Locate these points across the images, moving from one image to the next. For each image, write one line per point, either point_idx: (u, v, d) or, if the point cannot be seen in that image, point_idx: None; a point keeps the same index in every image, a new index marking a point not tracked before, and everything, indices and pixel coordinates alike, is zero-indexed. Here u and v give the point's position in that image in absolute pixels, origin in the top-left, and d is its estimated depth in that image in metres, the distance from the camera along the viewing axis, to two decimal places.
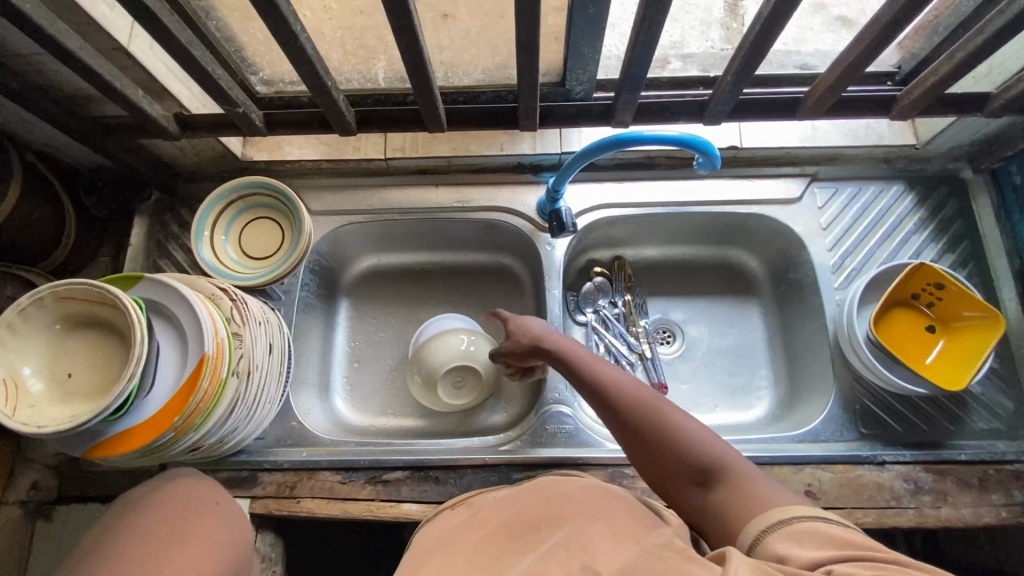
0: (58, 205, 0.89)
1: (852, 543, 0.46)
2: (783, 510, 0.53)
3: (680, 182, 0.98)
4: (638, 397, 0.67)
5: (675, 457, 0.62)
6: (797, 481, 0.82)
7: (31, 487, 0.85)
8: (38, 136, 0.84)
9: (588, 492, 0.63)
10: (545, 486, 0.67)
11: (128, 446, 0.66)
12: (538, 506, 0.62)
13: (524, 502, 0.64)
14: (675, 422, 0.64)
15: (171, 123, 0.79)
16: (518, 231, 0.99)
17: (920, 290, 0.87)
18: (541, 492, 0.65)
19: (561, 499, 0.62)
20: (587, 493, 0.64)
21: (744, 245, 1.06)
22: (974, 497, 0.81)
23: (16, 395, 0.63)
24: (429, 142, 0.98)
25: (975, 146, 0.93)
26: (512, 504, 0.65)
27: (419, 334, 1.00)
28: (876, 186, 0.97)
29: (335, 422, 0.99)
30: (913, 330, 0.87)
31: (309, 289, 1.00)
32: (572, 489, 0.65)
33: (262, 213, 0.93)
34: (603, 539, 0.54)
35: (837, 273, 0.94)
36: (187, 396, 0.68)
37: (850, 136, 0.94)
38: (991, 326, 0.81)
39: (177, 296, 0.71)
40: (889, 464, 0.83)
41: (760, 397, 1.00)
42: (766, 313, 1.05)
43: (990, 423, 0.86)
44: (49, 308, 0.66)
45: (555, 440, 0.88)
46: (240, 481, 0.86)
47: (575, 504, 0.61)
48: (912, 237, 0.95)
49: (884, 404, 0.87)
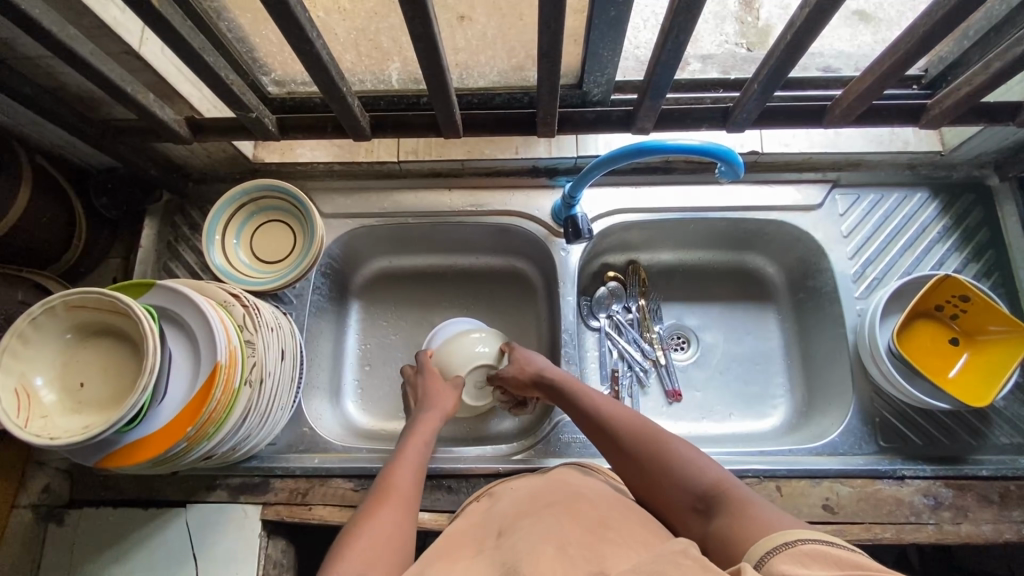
0: (68, 206, 0.88)
1: (859, 566, 0.43)
2: (785, 534, 0.49)
3: (698, 186, 0.96)
4: (632, 427, 0.70)
5: (671, 481, 0.63)
6: (815, 494, 0.81)
7: (43, 490, 0.86)
8: (48, 137, 0.83)
9: (603, 497, 0.63)
10: (560, 483, 0.67)
11: (140, 456, 0.66)
12: (546, 502, 0.62)
13: (537, 500, 0.64)
14: (665, 447, 0.66)
15: (183, 127, 0.78)
16: (532, 236, 0.98)
17: (944, 301, 0.84)
18: (555, 489, 0.66)
19: (575, 499, 0.62)
20: (604, 499, 0.63)
21: (761, 250, 1.05)
22: (995, 513, 0.79)
23: (28, 405, 0.62)
24: (442, 145, 0.96)
25: (1002, 154, 0.91)
26: (525, 502, 0.64)
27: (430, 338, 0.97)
28: (899, 193, 0.95)
29: (346, 426, 0.99)
30: (936, 344, 0.86)
31: (321, 292, 0.99)
32: (587, 490, 0.64)
33: (274, 216, 0.92)
34: (615, 548, 0.53)
35: (858, 282, 0.92)
36: (200, 407, 0.67)
37: (874, 142, 0.92)
38: (1017, 340, 0.79)
39: (190, 305, 0.71)
40: (909, 479, 0.82)
41: (776, 406, 0.99)
42: (783, 320, 1.03)
43: (1013, 437, 0.84)
44: (61, 317, 0.65)
45: (569, 449, 0.87)
46: (252, 487, 0.85)
47: (588, 506, 0.60)
48: (935, 245, 0.93)
49: (905, 416, 0.86)
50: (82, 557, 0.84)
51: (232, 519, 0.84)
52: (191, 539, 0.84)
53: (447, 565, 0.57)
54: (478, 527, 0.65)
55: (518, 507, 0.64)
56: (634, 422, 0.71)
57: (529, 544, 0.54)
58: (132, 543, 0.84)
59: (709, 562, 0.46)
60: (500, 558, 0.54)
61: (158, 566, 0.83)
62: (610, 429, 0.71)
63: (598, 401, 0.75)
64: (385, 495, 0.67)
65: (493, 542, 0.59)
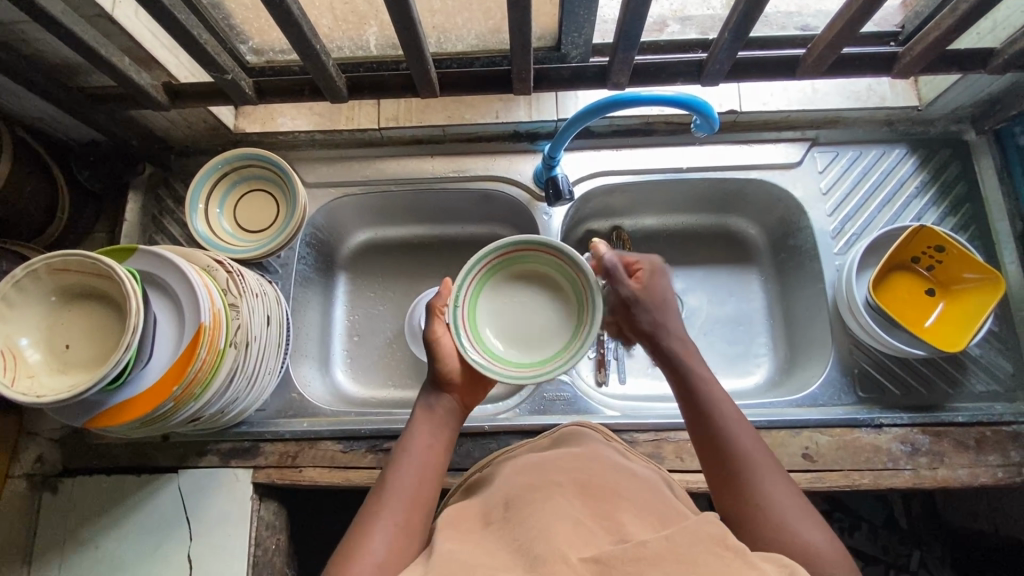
0: (50, 179, 0.88)
1: None
2: None
3: (679, 148, 0.97)
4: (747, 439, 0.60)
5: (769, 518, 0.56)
6: (794, 444, 0.83)
7: (36, 460, 0.88)
8: (27, 109, 0.83)
9: (608, 471, 0.61)
10: (568, 453, 0.65)
11: (127, 416, 0.67)
12: (548, 471, 0.60)
13: (542, 469, 0.61)
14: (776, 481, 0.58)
15: (160, 92, 0.78)
16: (515, 200, 0.98)
17: (921, 253, 0.86)
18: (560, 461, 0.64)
19: (578, 470, 0.60)
20: (612, 471, 0.61)
21: (743, 212, 1.05)
22: (972, 458, 0.81)
23: (14, 365, 0.63)
24: (422, 110, 0.96)
25: (979, 107, 0.92)
26: (525, 469, 0.62)
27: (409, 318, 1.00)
28: (877, 149, 0.96)
29: (335, 393, 1.00)
30: (914, 295, 0.87)
31: (306, 262, 1.00)
32: (593, 460, 0.63)
33: (257, 185, 0.92)
34: (633, 518, 0.54)
35: (837, 238, 0.93)
36: (185, 366, 0.68)
37: (852, 98, 0.93)
38: (989, 287, 0.81)
39: (172, 268, 0.71)
40: (886, 427, 0.83)
41: (759, 364, 1.00)
42: (766, 281, 1.05)
43: (989, 385, 0.86)
44: (45, 280, 0.66)
45: (554, 407, 0.88)
46: (242, 452, 0.87)
47: (598, 479, 0.59)
48: (913, 200, 0.94)
49: (883, 366, 0.87)
50: (77, 523, 0.85)
51: (224, 482, 0.85)
52: (183, 503, 0.85)
53: (454, 535, 0.55)
54: (476, 499, 0.62)
55: (513, 475, 0.63)
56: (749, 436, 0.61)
57: (542, 522, 0.51)
58: (125, 509, 0.85)
59: (748, 554, 0.46)
60: (500, 533, 0.54)
61: (153, 529, 0.85)
62: (718, 426, 0.61)
63: (711, 387, 0.64)
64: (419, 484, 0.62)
65: (501, 513, 0.57)
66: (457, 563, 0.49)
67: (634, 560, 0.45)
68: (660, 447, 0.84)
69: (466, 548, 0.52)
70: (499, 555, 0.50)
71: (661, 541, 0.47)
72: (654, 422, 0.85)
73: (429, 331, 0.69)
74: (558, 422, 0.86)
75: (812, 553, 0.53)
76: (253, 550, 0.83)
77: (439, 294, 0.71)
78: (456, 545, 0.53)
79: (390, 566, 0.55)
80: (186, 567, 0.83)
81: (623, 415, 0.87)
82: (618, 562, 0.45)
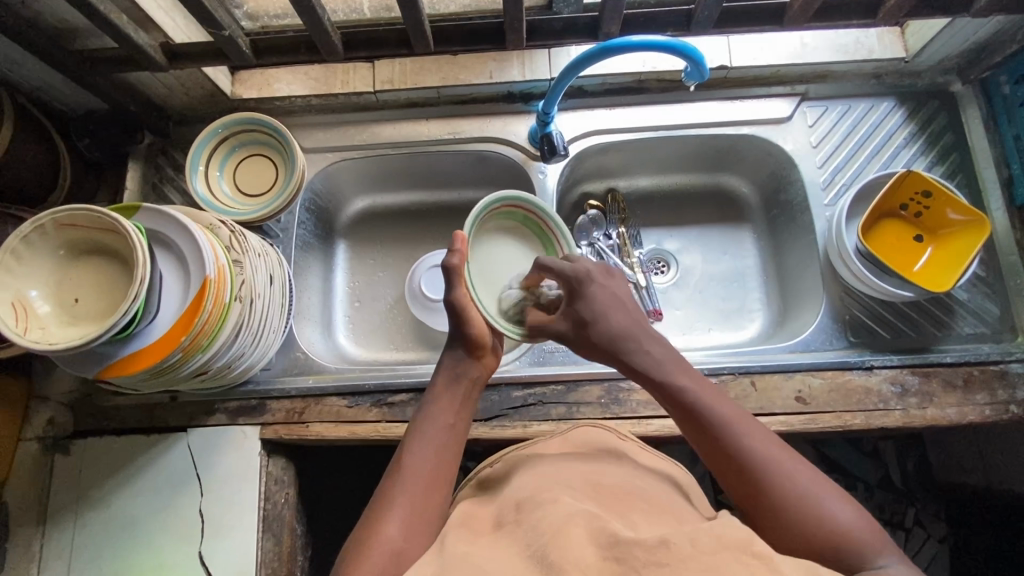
0: (51, 146, 0.89)
1: None
2: None
3: (671, 105, 0.98)
4: (753, 433, 0.60)
5: (797, 514, 0.56)
6: (787, 387, 0.85)
7: (48, 422, 0.89)
8: (26, 76, 0.84)
9: (621, 476, 0.64)
10: (587, 458, 0.67)
11: (138, 366, 0.69)
12: (562, 473, 0.63)
13: (560, 472, 0.63)
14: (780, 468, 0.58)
15: (158, 53, 0.79)
16: (510, 161, 1.00)
17: (909, 199, 0.88)
18: (576, 464, 0.65)
19: (592, 473, 0.63)
20: (626, 476, 0.64)
21: (735, 170, 1.07)
22: (960, 397, 0.84)
23: (25, 316, 0.65)
24: (417, 72, 0.96)
25: (965, 57, 0.93)
26: (544, 471, 0.64)
27: (409, 282, 1.02)
28: (866, 103, 0.97)
29: (338, 356, 1.02)
30: (902, 241, 0.90)
31: (307, 227, 1.01)
32: (611, 468, 0.65)
33: (255, 150, 0.93)
34: (645, 517, 0.56)
35: (827, 189, 0.95)
36: (193, 318, 0.70)
37: (840, 51, 0.94)
38: (977, 229, 0.83)
39: (176, 224, 0.72)
40: (877, 369, 0.85)
41: (753, 318, 1.02)
42: (759, 237, 1.06)
43: (976, 327, 0.88)
44: (53, 234, 0.67)
45: (552, 359, 0.91)
46: (249, 409, 0.89)
47: (610, 482, 0.62)
48: (901, 151, 0.95)
49: (873, 312, 0.90)
50: (90, 483, 0.87)
51: (232, 440, 0.87)
52: (194, 461, 0.87)
53: (465, 535, 0.56)
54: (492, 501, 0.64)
55: (526, 474, 0.64)
56: (751, 426, 0.61)
57: (555, 522, 0.52)
58: (137, 468, 0.87)
59: (772, 559, 0.47)
60: (516, 540, 0.54)
61: (165, 487, 0.87)
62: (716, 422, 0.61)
63: (699, 388, 0.64)
64: (438, 454, 0.65)
65: (513, 516, 0.58)
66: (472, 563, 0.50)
67: (656, 564, 0.47)
68: None
69: (478, 548, 0.53)
70: (511, 558, 0.51)
71: (685, 544, 0.48)
72: None
73: (453, 297, 0.73)
74: (557, 373, 0.88)
75: (844, 533, 0.54)
76: (263, 503, 0.86)
77: (455, 252, 0.72)
78: (469, 543, 0.54)
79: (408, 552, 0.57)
80: (198, 522, 0.85)
81: None
82: (638, 561, 0.47)
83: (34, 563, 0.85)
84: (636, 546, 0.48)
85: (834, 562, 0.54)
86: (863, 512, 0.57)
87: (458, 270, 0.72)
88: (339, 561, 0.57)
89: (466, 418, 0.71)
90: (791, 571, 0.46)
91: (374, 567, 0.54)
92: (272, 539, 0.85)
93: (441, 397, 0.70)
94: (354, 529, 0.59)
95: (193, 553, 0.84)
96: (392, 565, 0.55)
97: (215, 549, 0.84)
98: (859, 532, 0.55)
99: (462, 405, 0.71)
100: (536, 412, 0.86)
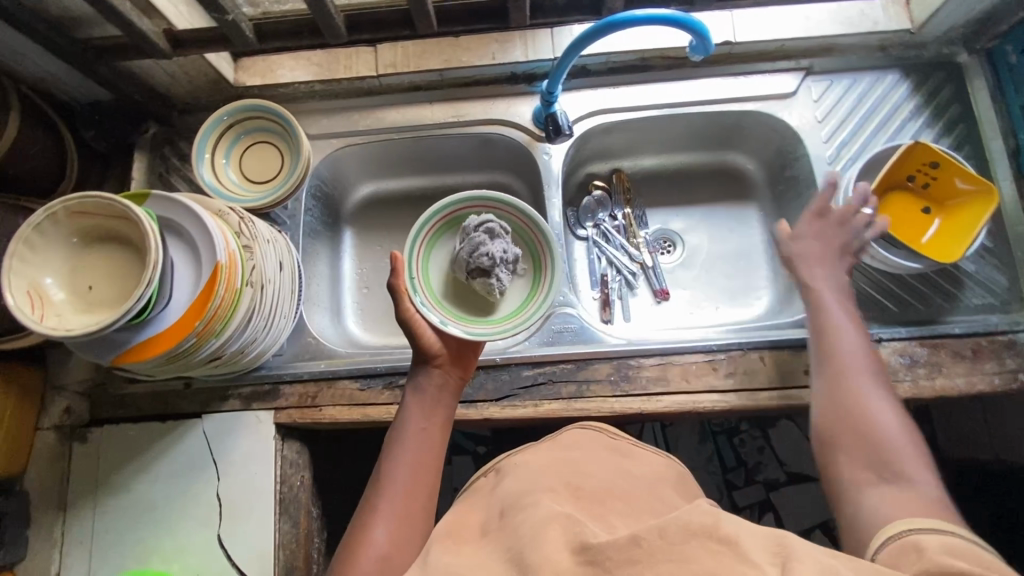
0: (57, 137, 0.89)
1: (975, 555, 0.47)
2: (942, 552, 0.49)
3: (676, 82, 0.98)
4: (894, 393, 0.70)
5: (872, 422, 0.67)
6: (796, 361, 0.86)
7: (64, 412, 0.90)
8: (30, 68, 0.84)
9: (607, 478, 0.64)
10: (570, 461, 0.67)
11: (154, 351, 0.69)
12: (544, 479, 0.63)
13: (539, 476, 0.64)
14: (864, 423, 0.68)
15: (162, 39, 0.79)
16: (515, 143, 0.99)
17: (917, 169, 0.87)
18: (559, 464, 0.66)
19: (574, 477, 0.63)
20: (609, 478, 0.64)
21: (740, 148, 1.06)
22: (969, 366, 0.84)
23: (41, 303, 0.65)
24: (420, 54, 0.96)
25: (972, 26, 0.92)
26: (526, 476, 0.64)
27: None
28: (872, 76, 0.97)
29: (348, 341, 1.02)
30: (911, 214, 0.90)
31: (313, 214, 1.02)
32: (598, 470, 0.66)
33: (261, 137, 0.93)
34: (621, 518, 0.58)
35: (833, 163, 0.95)
36: (206, 302, 0.70)
37: (845, 24, 0.93)
38: (986, 198, 0.82)
39: (185, 210, 0.72)
40: (885, 341, 0.86)
41: (761, 295, 1.03)
42: (765, 214, 1.06)
43: (984, 298, 0.89)
44: (64, 223, 0.68)
45: (563, 338, 0.90)
46: (263, 394, 0.90)
47: (591, 486, 0.62)
48: (908, 123, 0.95)
49: (881, 285, 0.90)
50: (108, 470, 0.89)
51: (246, 424, 0.89)
52: (210, 447, 0.88)
53: (451, 547, 0.58)
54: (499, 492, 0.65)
55: (517, 479, 0.64)
56: (853, 348, 0.75)
57: (534, 524, 0.53)
58: (154, 454, 0.88)
59: (739, 543, 0.45)
60: (506, 543, 0.54)
61: (182, 473, 0.88)
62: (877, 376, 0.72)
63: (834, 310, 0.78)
64: (418, 465, 0.68)
65: (497, 522, 0.59)
66: None
67: (629, 562, 0.47)
68: (666, 370, 0.87)
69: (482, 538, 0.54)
70: (489, 565, 0.53)
71: (655, 538, 0.48)
72: (659, 347, 0.87)
73: (401, 309, 0.73)
74: (567, 352, 0.89)
75: (876, 438, 0.66)
76: (279, 486, 0.87)
77: (394, 272, 0.73)
78: (452, 557, 0.55)
79: (394, 555, 0.60)
80: (215, 506, 0.86)
81: (629, 343, 0.89)
82: (612, 562, 0.47)
83: (56, 549, 0.87)
84: (607, 547, 0.49)
85: (866, 460, 0.65)
86: (914, 433, 0.66)
87: (398, 288, 0.73)
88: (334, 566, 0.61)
89: (442, 418, 0.73)
90: (758, 557, 0.44)
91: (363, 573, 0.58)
92: (289, 521, 0.87)
93: (414, 405, 0.72)
94: (345, 534, 0.63)
95: (211, 537, 0.85)
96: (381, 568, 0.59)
97: (235, 532, 0.85)
98: (893, 443, 0.65)
99: (435, 406, 0.73)
100: (547, 391, 0.87)
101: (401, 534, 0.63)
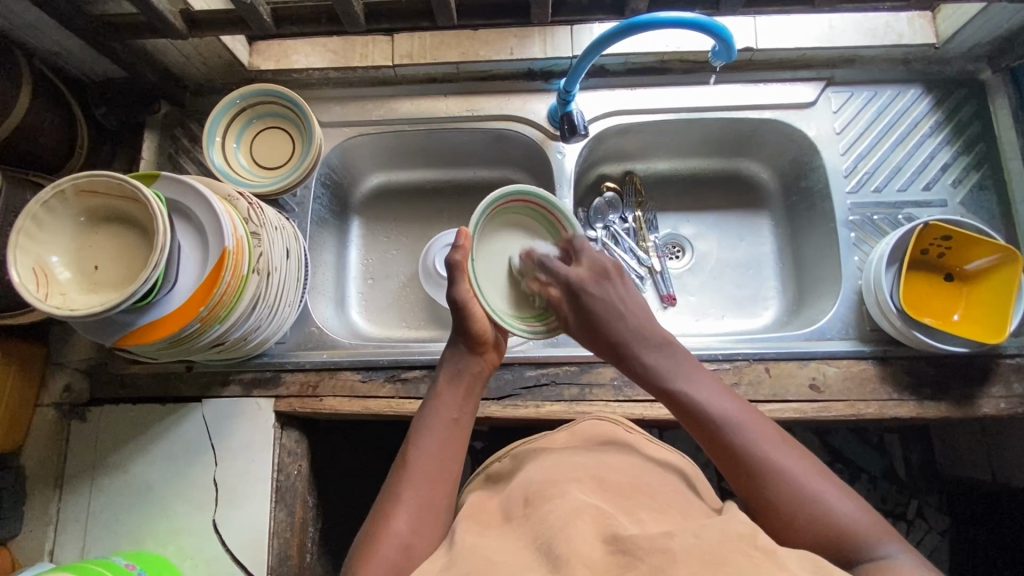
0: (69, 113, 0.89)
1: None
2: None
3: (695, 86, 0.96)
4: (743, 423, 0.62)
5: (812, 515, 0.57)
6: (802, 374, 0.85)
7: (64, 389, 0.90)
8: (44, 42, 0.83)
9: (630, 473, 0.63)
10: (593, 453, 0.67)
11: (158, 335, 0.69)
12: (569, 469, 0.63)
13: (563, 467, 0.63)
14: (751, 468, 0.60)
15: (179, 20, 0.78)
16: (529, 141, 0.98)
17: (929, 244, 0.85)
18: (584, 458, 0.65)
19: (599, 469, 0.63)
20: (631, 472, 0.64)
21: (756, 156, 1.05)
22: (978, 390, 0.84)
23: (46, 281, 0.65)
24: (437, 47, 0.95)
25: (997, 44, 0.91)
26: (553, 466, 0.64)
27: (426, 261, 1.01)
28: (893, 89, 0.96)
29: (351, 331, 1.02)
30: (934, 286, 0.87)
31: (322, 202, 1.01)
32: (618, 462, 0.66)
33: (272, 123, 0.92)
34: (653, 516, 0.57)
35: (849, 177, 0.94)
36: (211, 288, 0.69)
37: (869, 35, 0.92)
38: (1009, 265, 0.81)
39: (196, 195, 0.71)
40: (893, 359, 0.85)
41: (768, 305, 1.02)
42: (777, 224, 1.06)
43: None
44: (72, 201, 0.67)
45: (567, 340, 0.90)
46: (264, 381, 0.90)
47: (618, 480, 0.62)
48: (927, 140, 0.94)
49: None
50: (106, 449, 0.89)
51: (247, 410, 0.88)
52: (208, 431, 0.88)
53: (473, 527, 0.58)
54: (503, 491, 0.65)
55: (536, 470, 0.64)
56: (757, 425, 0.62)
57: (562, 515, 0.53)
58: (153, 436, 0.88)
59: (771, 550, 0.48)
60: (531, 531, 0.54)
61: (181, 456, 0.88)
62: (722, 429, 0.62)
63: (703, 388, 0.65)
64: (444, 452, 0.66)
65: (521, 507, 0.59)
66: (481, 560, 0.51)
67: (656, 554, 0.47)
68: None
69: (493, 543, 0.54)
70: (509, 553, 0.52)
71: (690, 538, 0.49)
72: None
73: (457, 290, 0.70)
74: (570, 354, 0.88)
75: (833, 527, 0.56)
76: (277, 475, 0.87)
77: (460, 249, 0.69)
78: (474, 538, 0.55)
79: (415, 544, 0.59)
80: (212, 491, 0.86)
81: None
82: (641, 553, 0.48)
83: (51, 526, 0.87)
84: (639, 539, 0.49)
85: (822, 554, 0.56)
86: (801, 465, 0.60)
87: (462, 267, 0.70)
88: (353, 551, 0.59)
89: (471, 409, 0.71)
90: (793, 568, 0.46)
91: (383, 561, 0.56)
92: (285, 510, 0.87)
93: (445, 391, 0.71)
94: (368, 519, 0.61)
95: (208, 521, 0.85)
96: (401, 558, 0.57)
97: (229, 518, 0.85)
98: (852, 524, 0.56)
99: (466, 396, 0.71)
100: (549, 392, 0.87)
101: (425, 523, 0.61)
